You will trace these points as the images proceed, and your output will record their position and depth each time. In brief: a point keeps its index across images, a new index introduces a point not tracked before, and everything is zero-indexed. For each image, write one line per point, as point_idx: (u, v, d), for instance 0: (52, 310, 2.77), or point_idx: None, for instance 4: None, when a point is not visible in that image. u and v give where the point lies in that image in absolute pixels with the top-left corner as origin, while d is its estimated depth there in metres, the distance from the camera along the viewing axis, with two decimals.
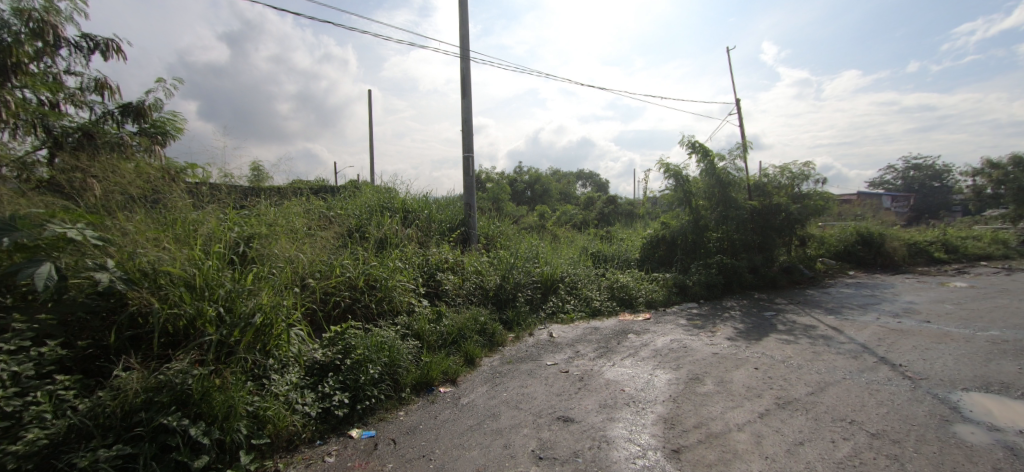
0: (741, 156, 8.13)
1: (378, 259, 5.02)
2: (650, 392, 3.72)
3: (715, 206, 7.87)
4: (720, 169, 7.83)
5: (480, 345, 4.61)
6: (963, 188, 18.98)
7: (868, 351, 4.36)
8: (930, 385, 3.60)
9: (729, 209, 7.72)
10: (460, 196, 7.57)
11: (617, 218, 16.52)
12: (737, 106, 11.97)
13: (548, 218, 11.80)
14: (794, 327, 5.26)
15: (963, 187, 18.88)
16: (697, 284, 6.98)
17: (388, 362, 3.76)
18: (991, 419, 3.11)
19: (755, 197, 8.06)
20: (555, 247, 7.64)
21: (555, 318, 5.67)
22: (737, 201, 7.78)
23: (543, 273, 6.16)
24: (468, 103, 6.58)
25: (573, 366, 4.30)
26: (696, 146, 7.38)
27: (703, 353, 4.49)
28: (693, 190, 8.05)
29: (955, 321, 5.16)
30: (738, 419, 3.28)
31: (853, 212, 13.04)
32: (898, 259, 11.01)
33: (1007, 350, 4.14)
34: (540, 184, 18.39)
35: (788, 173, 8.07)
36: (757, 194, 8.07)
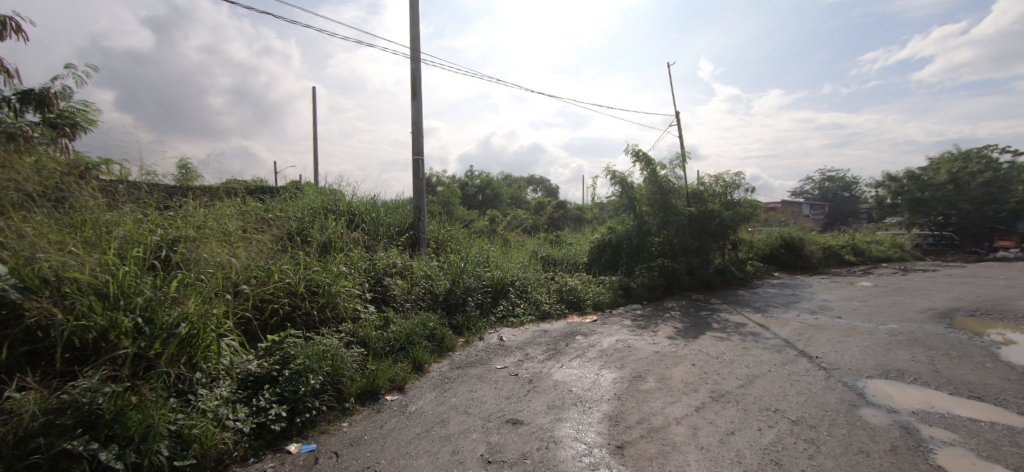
0: (679, 165, 8.64)
1: (322, 263, 4.80)
2: (596, 391, 3.83)
3: (657, 212, 8.29)
4: (661, 176, 8.27)
5: (429, 351, 4.53)
6: (868, 199, 21.34)
7: (790, 345, 4.77)
8: (841, 374, 3.99)
9: (669, 215, 8.17)
10: (410, 199, 7.43)
11: (566, 223, 16.94)
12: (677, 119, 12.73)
13: (499, 223, 11.88)
14: (727, 325, 5.64)
15: (868, 197, 21.29)
16: (641, 286, 7.32)
17: (331, 372, 3.60)
18: (890, 402, 3.49)
19: (693, 203, 8.59)
20: (506, 251, 7.69)
21: (505, 322, 5.70)
22: (676, 207, 8.25)
23: (493, 277, 6.17)
24: (418, 104, 6.48)
25: (523, 368, 4.34)
26: (641, 155, 7.74)
27: (645, 352, 4.69)
28: (638, 196, 8.43)
29: (861, 315, 5.78)
30: (677, 413, 3.45)
31: (778, 219, 14.28)
32: (815, 262, 12.19)
33: (902, 341, 4.69)
34: (491, 188, 18.55)
35: (722, 182, 8.64)
36: (695, 201, 8.60)
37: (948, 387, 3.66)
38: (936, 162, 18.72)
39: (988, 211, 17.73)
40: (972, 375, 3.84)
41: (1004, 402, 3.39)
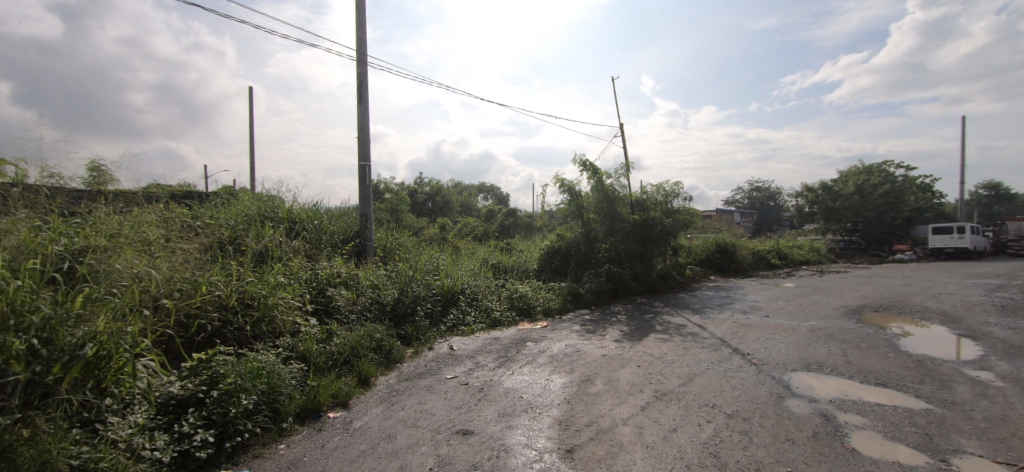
0: (624, 175, 9.05)
1: (257, 274, 4.49)
2: (546, 396, 3.86)
3: (603, 219, 8.62)
4: (607, 185, 8.61)
5: (375, 363, 4.38)
6: (789, 207, 23.50)
7: (726, 343, 5.09)
8: (770, 368, 4.31)
9: (614, 222, 8.53)
10: (356, 206, 7.20)
11: (516, 230, 17.17)
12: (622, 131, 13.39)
13: (449, 231, 11.78)
14: (669, 326, 5.92)
15: (790, 206, 23.45)
16: (589, 291, 7.54)
17: (267, 390, 3.35)
18: (811, 393, 3.81)
19: (637, 211, 9.02)
20: (456, 259, 7.62)
21: (455, 331, 5.62)
22: (621, 215, 8.61)
23: (443, 285, 6.09)
24: (364, 108, 6.32)
25: (473, 377, 4.29)
26: (588, 164, 8.01)
27: (593, 356, 4.81)
28: (585, 204, 8.70)
29: (786, 314, 6.30)
30: (624, 414, 3.56)
31: (712, 226, 15.32)
32: (745, 265, 13.18)
33: (820, 335, 5.16)
34: (441, 196, 18.49)
35: (662, 191, 9.11)
36: (638, 208, 9.05)
37: (858, 375, 4.08)
38: (845, 175, 21.04)
39: (887, 218, 20.15)
40: (877, 364, 4.30)
41: (903, 387, 3.82)
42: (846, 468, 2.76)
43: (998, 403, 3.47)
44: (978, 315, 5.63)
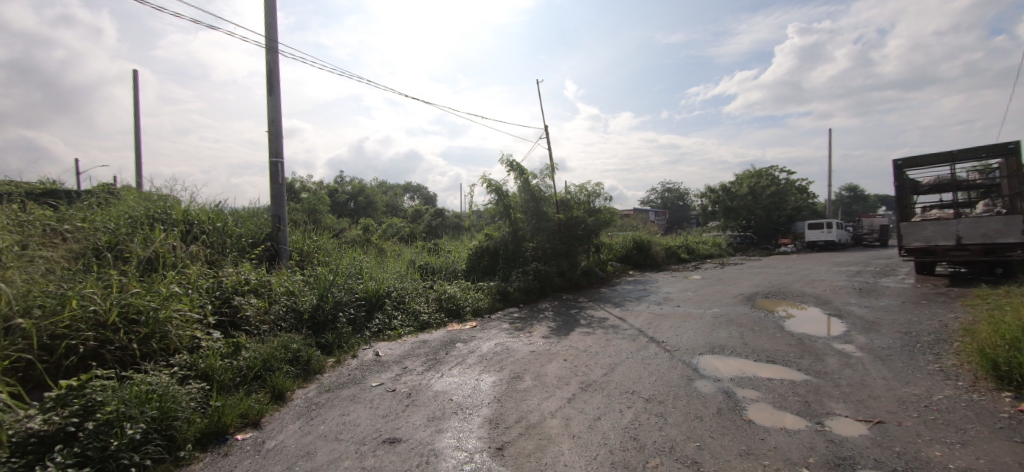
0: (549, 175, 9.37)
1: (144, 284, 3.96)
2: (476, 396, 3.87)
3: (530, 219, 8.85)
4: (534, 186, 8.85)
5: (291, 376, 4.10)
6: (696, 206, 26.06)
7: (643, 333, 5.47)
8: (681, 353, 4.72)
9: (540, 221, 8.80)
10: (267, 207, 6.67)
11: (444, 230, 17.06)
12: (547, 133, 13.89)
13: (373, 232, 11.32)
14: (592, 320, 6.24)
15: (697, 206, 26.02)
16: (518, 290, 7.70)
17: (159, 416, 2.94)
18: (715, 373, 4.24)
19: (562, 210, 9.41)
20: (381, 261, 7.34)
21: (381, 336, 5.43)
22: (548, 214, 8.92)
23: (366, 289, 5.86)
24: (275, 100, 5.85)
25: (401, 383, 4.17)
26: (515, 165, 8.18)
27: (522, 353, 4.91)
28: (512, 204, 8.87)
29: (694, 303, 6.96)
30: (551, 407, 3.67)
31: (630, 224, 16.49)
32: (659, 260, 14.37)
33: (722, 321, 5.76)
34: (364, 196, 17.85)
35: (585, 191, 9.62)
36: (563, 208, 9.44)
37: (752, 354, 4.62)
38: (740, 178, 23.86)
39: (774, 216, 23.18)
40: (767, 343, 4.91)
41: (788, 361, 4.40)
42: (744, 438, 3.11)
43: (857, 370, 4.15)
44: (842, 297, 6.67)
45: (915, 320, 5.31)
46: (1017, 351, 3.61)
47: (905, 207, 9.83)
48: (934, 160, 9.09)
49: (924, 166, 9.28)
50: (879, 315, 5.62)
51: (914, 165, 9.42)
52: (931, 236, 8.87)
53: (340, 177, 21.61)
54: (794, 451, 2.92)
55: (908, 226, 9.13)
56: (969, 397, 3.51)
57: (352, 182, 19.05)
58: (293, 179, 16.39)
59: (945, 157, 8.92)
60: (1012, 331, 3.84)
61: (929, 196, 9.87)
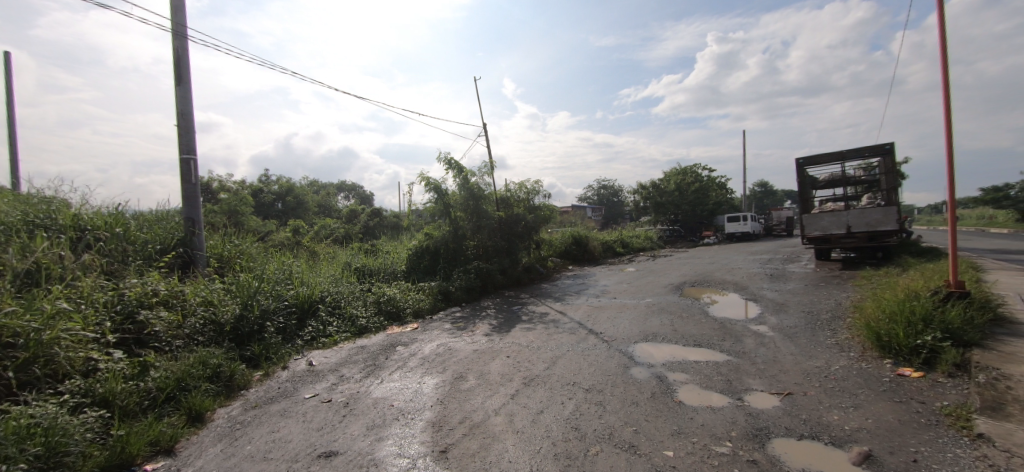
0: (488, 173, 9.39)
1: (22, 301, 3.42)
2: (418, 400, 3.78)
3: (470, 217, 8.85)
4: (473, 183, 8.87)
5: (211, 395, 3.76)
6: (630, 203, 27.63)
7: (582, 326, 5.65)
8: (618, 343, 4.95)
9: (480, 220, 8.84)
10: (178, 210, 6.10)
11: (382, 230, 16.61)
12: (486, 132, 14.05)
13: (303, 235, 10.69)
14: (533, 316, 6.35)
15: (630, 202, 27.60)
16: (459, 289, 7.65)
17: (45, 452, 2.49)
18: (649, 359, 4.48)
19: (501, 208, 9.53)
20: (313, 265, 6.94)
21: (315, 344, 5.14)
22: (488, 212, 8.98)
23: (297, 295, 5.54)
24: (185, 90, 5.35)
25: (337, 393, 3.97)
26: (454, 163, 8.11)
27: (465, 352, 4.88)
28: (451, 202, 8.82)
29: (628, 294, 7.33)
30: (495, 405, 3.68)
31: (567, 221, 17.11)
32: (596, 254, 15.01)
33: (653, 310, 6.12)
34: (293, 196, 16.92)
35: (524, 189, 9.87)
36: (503, 206, 9.56)
37: (681, 339, 4.95)
38: (668, 176, 25.80)
39: (698, 210, 25.20)
40: (694, 328, 5.29)
41: (712, 344, 4.77)
42: (675, 419, 3.31)
43: (770, 348, 4.59)
44: (757, 282, 7.36)
45: (816, 300, 5.99)
46: (894, 323, 4.20)
47: (806, 201, 11.02)
48: (829, 159, 10.29)
49: (821, 164, 10.47)
50: (786, 297, 6.27)
51: (813, 162, 10.58)
52: (827, 226, 9.96)
53: (267, 176, 20.22)
54: (718, 427, 3.17)
55: (809, 218, 10.24)
56: (859, 365, 4.03)
57: (278, 181, 17.88)
58: (208, 178, 14.97)
59: (837, 156, 10.11)
60: (889, 305, 4.46)
61: (824, 190, 11.17)
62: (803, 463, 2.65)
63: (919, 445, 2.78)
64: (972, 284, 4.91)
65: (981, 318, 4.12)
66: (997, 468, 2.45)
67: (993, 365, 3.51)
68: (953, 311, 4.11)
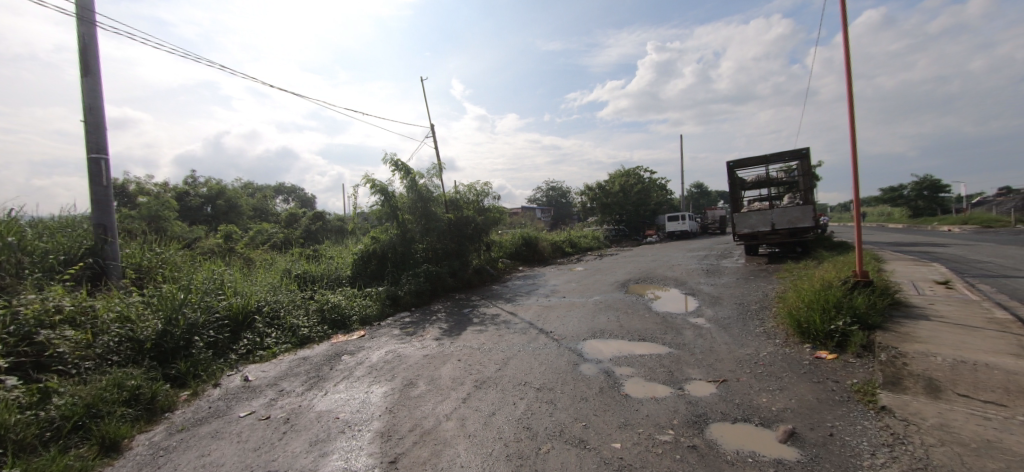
0: (437, 175, 9.30)
1: None
2: (365, 411, 3.63)
3: (418, 219, 8.76)
4: (421, 186, 8.81)
5: (129, 420, 3.38)
6: (578, 204, 28.51)
7: (532, 326, 5.72)
8: (567, 341, 5.06)
9: (429, 222, 8.76)
10: (86, 217, 5.50)
11: (325, 234, 15.92)
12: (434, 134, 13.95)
13: (237, 240, 9.96)
14: (484, 317, 6.34)
15: (578, 203, 28.50)
16: (409, 293, 7.47)
17: None
18: (597, 355, 4.61)
19: (451, 210, 9.49)
20: (248, 274, 6.49)
21: (251, 358, 4.79)
22: (436, 214, 8.93)
23: (230, 306, 5.15)
24: (94, 82, 4.85)
25: (276, 408, 3.72)
26: (401, 165, 7.94)
27: (414, 358, 4.77)
28: (399, 205, 8.69)
29: (577, 293, 7.53)
30: (446, 409, 3.61)
31: (517, 222, 17.34)
32: (546, 255, 15.31)
33: (600, 308, 6.32)
34: (225, 199, 15.82)
35: (473, 191, 9.90)
36: (452, 208, 9.52)
37: (627, 334, 5.15)
38: (613, 178, 26.97)
39: (641, 210, 26.53)
40: (638, 323, 5.53)
41: (655, 338, 5.00)
42: (622, 411, 3.43)
43: (707, 338, 4.89)
44: (694, 278, 7.84)
45: (747, 292, 6.48)
46: (812, 310, 4.62)
47: (736, 200, 11.92)
48: (755, 162, 11.18)
49: (748, 167, 11.35)
50: (721, 291, 6.73)
51: (741, 165, 11.44)
52: (755, 224, 10.81)
53: (194, 177, 18.66)
54: (662, 416, 3.32)
55: (739, 216, 11.05)
56: (783, 350, 4.39)
57: (207, 183, 16.62)
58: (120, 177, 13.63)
59: (762, 160, 11.02)
60: (807, 294, 4.91)
61: (752, 191, 12.14)
62: (737, 445, 2.84)
63: (835, 420, 3.08)
64: (874, 273, 5.54)
65: (881, 303, 4.65)
66: (897, 436, 2.76)
67: (891, 344, 3.98)
68: (859, 298, 4.61)
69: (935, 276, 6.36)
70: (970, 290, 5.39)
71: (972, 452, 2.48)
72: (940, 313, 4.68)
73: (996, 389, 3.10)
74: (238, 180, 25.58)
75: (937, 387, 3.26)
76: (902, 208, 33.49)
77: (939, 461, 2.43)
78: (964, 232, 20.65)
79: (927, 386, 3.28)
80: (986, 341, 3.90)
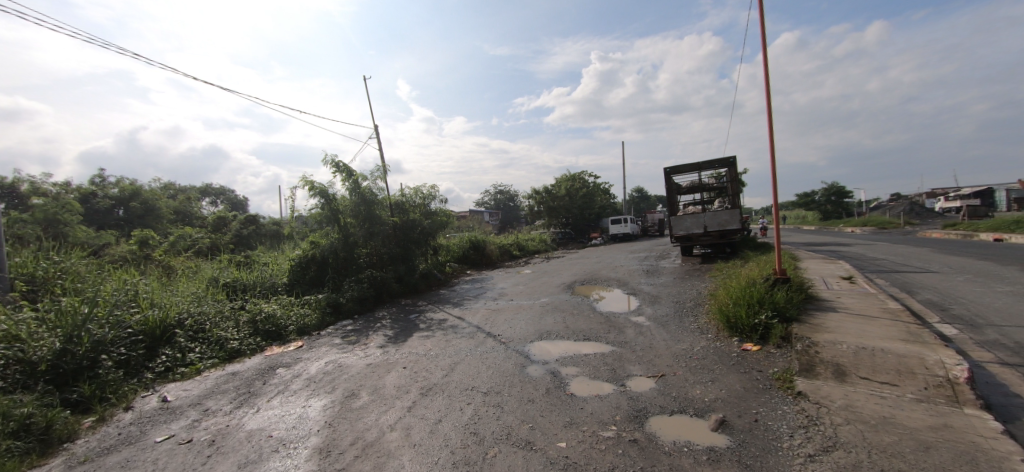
0: (381, 177, 9.06)
1: None
2: (302, 426, 3.40)
3: (361, 223, 8.49)
4: (364, 188, 8.57)
5: (15, 455, 2.90)
6: (526, 207, 28.97)
7: (479, 330, 5.71)
8: (514, 344, 5.09)
9: (373, 226, 8.51)
10: None
11: (258, 239, 14.92)
12: (378, 135, 13.57)
13: (155, 246, 9.03)
14: (430, 323, 6.23)
15: (526, 206, 28.98)
16: (351, 300, 7.18)
17: None
18: (544, 356, 4.68)
19: (396, 213, 9.27)
20: (167, 284, 5.91)
21: (170, 376, 4.35)
22: (381, 218, 8.71)
23: (145, 320, 4.67)
24: None
25: (200, 430, 3.39)
26: (342, 166, 7.64)
27: (356, 367, 4.58)
28: (340, 208, 8.37)
29: (524, 295, 7.62)
30: (390, 420, 3.49)
31: (465, 226, 17.27)
32: (494, 258, 15.38)
33: (545, 309, 6.44)
34: (140, 200, 14.39)
35: (419, 194, 9.76)
36: (397, 211, 9.31)
37: (572, 335, 5.28)
38: (559, 182, 27.74)
39: (586, 213, 27.51)
40: (583, 323, 5.70)
41: (599, 337, 5.18)
42: (567, 411, 3.51)
43: (647, 336, 5.14)
44: (635, 278, 8.21)
45: (683, 291, 6.89)
46: (739, 305, 5.00)
47: (673, 204, 12.68)
48: (689, 168, 11.94)
49: (683, 173, 12.10)
50: (659, 290, 7.11)
51: (677, 171, 12.19)
52: (689, 226, 11.54)
53: (100, 177, 16.70)
54: (605, 413, 3.43)
55: (676, 220, 11.74)
56: (715, 344, 4.71)
57: (119, 184, 15.00)
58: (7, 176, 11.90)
59: (695, 166, 11.80)
60: (735, 292, 5.31)
61: (687, 195, 12.96)
62: (674, 436, 3.00)
63: (759, 407, 3.34)
64: (791, 270, 6.11)
65: (796, 298, 5.14)
66: (811, 418, 3.05)
67: (806, 335, 4.40)
68: (778, 294, 5.06)
69: (841, 272, 7.13)
70: (868, 284, 6.10)
71: (871, 428, 2.80)
72: (845, 305, 5.27)
73: (891, 371, 3.54)
74: (158, 179, 23.28)
75: (844, 372, 3.65)
76: (815, 211, 37.46)
77: (846, 438, 2.72)
78: (863, 233, 23.51)
79: (835, 371, 3.67)
80: (882, 329, 4.43)
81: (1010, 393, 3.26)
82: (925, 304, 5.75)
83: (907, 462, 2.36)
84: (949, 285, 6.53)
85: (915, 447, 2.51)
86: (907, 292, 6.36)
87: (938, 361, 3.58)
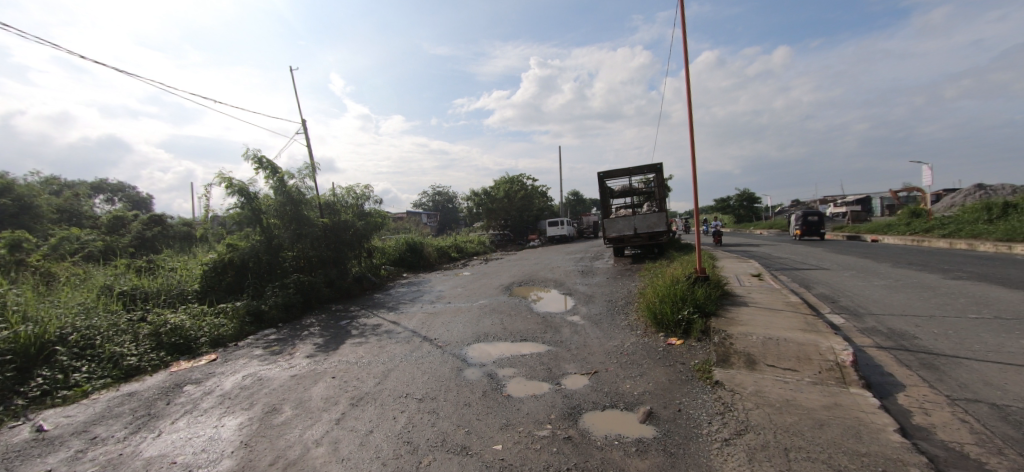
0: (310, 176, 8.60)
1: None
2: (213, 448, 3.10)
3: (287, 225, 7.97)
4: (291, 187, 8.08)
5: None
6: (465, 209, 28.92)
7: (415, 334, 5.58)
8: (451, 347, 5.04)
9: (301, 227, 8.03)
10: None
11: (163, 242, 13.42)
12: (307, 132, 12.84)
13: (31, 250, 7.77)
14: (364, 329, 5.99)
15: (465, 208, 28.98)
16: (275, 307, 6.70)
17: None
18: (482, 359, 4.69)
19: (326, 214, 8.83)
20: (45, 294, 5.12)
21: (46, 400, 3.76)
22: (309, 219, 8.25)
23: (13, 337, 4.02)
24: None
25: (83, 463, 2.93)
26: (266, 163, 7.14)
27: (279, 380, 4.28)
28: (263, 208, 7.81)
29: (462, 298, 7.60)
30: (316, 434, 3.29)
31: (401, 227, 16.84)
32: (433, 260, 15.15)
33: (482, 311, 6.45)
34: (13, 197, 12.43)
35: (352, 194, 9.41)
36: (327, 212, 8.87)
37: (510, 336, 5.35)
38: (498, 184, 28.15)
39: (525, 216, 28.12)
40: (521, 324, 5.79)
41: (536, 337, 5.29)
42: (504, 412, 3.54)
43: (582, 334, 5.34)
44: (571, 278, 8.51)
45: (615, 290, 7.26)
46: (664, 303, 5.36)
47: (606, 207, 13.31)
48: (621, 174, 12.60)
49: (616, 178, 12.75)
50: (593, 290, 7.42)
51: (611, 176, 12.80)
52: (621, 228, 12.17)
53: None
54: (541, 412, 3.51)
55: (609, 222, 12.33)
56: (643, 340, 5.01)
57: None
58: None
59: (626, 172, 12.48)
60: (661, 290, 5.69)
61: (619, 199, 13.66)
62: (606, 430, 3.14)
63: (682, 397, 3.60)
64: (709, 269, 6.67)
65: (714, 295, 5.62)
66: (725, 404, 3.35)
67: (722, 328, 4.82)
68: (697, 292, 5.50)
69: (752, 270, 7.92)
70: (773, 281, 6.84)
71: (776, 410, 3.12)
72: (755, 300, 5.85)
73: (791, 358, 3.98)
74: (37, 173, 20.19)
75: (754, 361, 4.04)
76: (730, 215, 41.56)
77: (755, 421, 3.01)
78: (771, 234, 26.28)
79: (747, 361, 4.05)
80: (784, 321, 4.98)
81: (884, 372, 3.81)
82: (820, 297, 6.55)
83: (805, 440, 2.66)
84: (837, 280, 7.52)
85: (811, 425, 2.84)
86: (804, 287, 7.23)
87: (828, 347, 4.10)
